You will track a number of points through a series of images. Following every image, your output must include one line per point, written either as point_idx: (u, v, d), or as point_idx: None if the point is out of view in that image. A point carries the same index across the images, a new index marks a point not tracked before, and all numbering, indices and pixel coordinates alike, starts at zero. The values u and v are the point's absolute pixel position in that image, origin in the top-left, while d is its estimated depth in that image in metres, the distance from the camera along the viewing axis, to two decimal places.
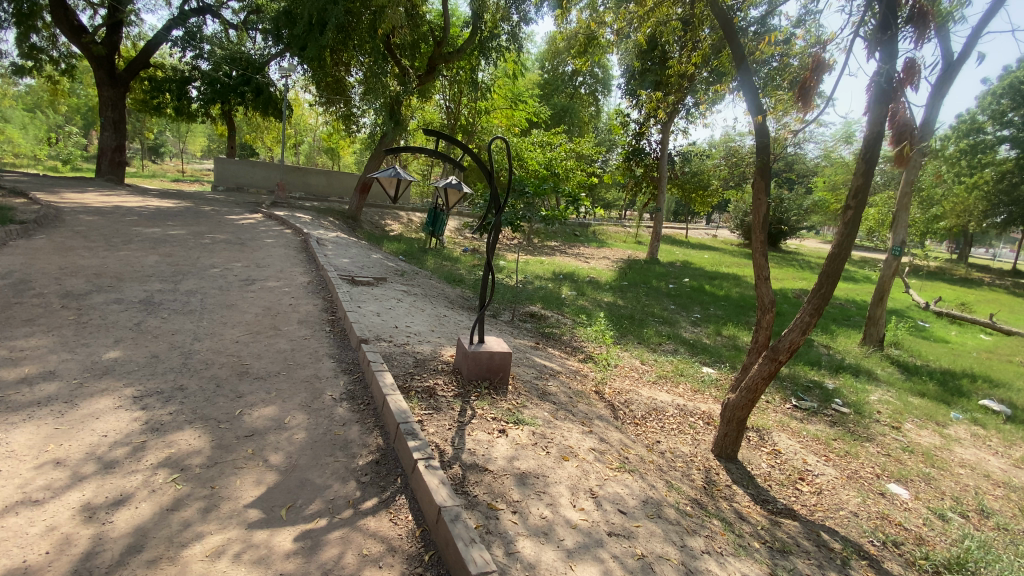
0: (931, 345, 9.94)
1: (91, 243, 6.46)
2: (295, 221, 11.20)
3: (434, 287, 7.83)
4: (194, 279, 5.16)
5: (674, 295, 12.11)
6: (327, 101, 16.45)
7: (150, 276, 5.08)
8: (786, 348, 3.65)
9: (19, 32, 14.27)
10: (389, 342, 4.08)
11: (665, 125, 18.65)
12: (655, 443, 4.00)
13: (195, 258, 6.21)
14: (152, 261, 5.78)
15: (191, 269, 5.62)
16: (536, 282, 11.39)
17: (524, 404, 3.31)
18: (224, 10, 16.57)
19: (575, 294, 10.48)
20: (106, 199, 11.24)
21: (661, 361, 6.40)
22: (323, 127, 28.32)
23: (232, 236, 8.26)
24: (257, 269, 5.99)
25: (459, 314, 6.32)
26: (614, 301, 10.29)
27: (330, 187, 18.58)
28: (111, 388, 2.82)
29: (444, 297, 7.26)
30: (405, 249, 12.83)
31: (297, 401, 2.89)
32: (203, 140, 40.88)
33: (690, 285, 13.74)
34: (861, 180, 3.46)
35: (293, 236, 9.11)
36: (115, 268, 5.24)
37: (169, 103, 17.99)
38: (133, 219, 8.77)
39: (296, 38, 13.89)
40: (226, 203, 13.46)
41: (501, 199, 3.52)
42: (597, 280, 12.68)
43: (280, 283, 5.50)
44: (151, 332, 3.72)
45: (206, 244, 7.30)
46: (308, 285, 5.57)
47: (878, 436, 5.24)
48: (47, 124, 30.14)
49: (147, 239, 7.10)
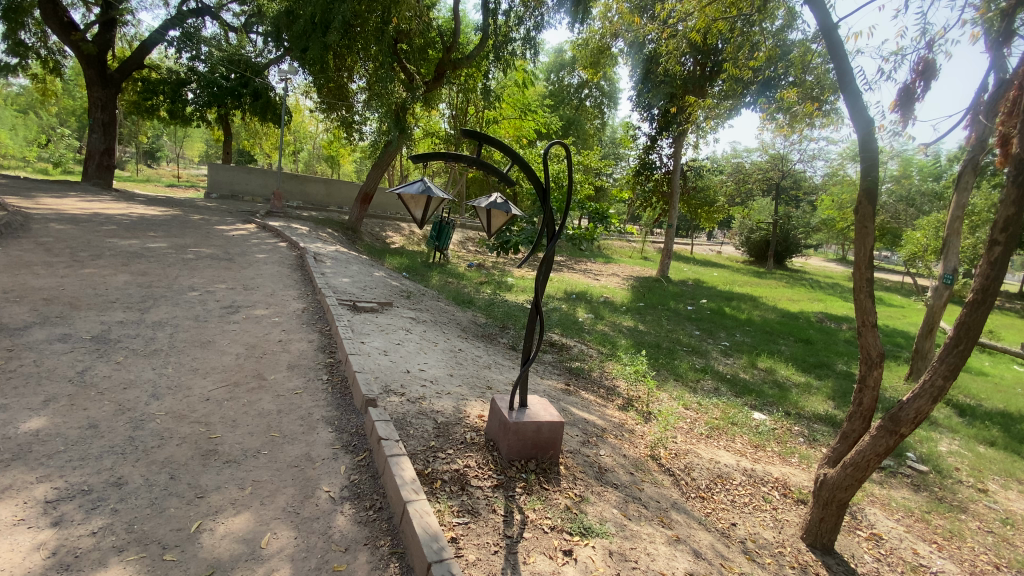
0: (976, 379, 9.17)
1: (55, 257, 5.66)
2: (291, 233, 10.43)
3: (444, 311, 7.02)
4: (166, 307, 4.32)
5: (695, 318, 11.33)
6: (329, 107, 15.79)
7: (112, 303, 4.24)
8: (910, 419, 2.87)
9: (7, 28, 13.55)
10: (401, 396, 3.24)
11: (678, 137, 18.01)
12: (735, 532, 3.19)
13: (173, 278, 5.40)
14: (120, 282, 4.97)
15: (165, 292, 4.80)
16: (549, 303, 10.63)
17: (585, 496, 2.50)
18: (223, 12, 15.91)
19: (593, 317, 9.70)
20: (89, 205, 10.48)
21: (706, 406, 5.58)
22: (323, 134, 27.71)
23: (219, 250, 7.45)
24: (243, 293, 5.17)
25: (476, 346, 5.51)
26: (635, 326, 9.51)
27: (329, 196, 17.83)
28: (15, 487, 1.99)
29: (456, 324, 6.44)
30: (408, 264, 12.06)
31: (280, 503, 2.07)
32: (201, 145, 40.26)
33: (708, 307, 13.03)
34: (1014, 209, 2.69)
35: (288, 250, 8.33)
36: (72, 292, 4.42)
37: (163, 106, 17.24)
38: (112, 229, 7.96)
39: (297, 39, 13.22)
40: (218, 212, 12.71)
41: (558, 228, 2.76)
42: (611, 300, 11.94)
43: (268, 311, 4.68)
44: (95, 385, 2.88)
45: (189, 260, 6.50)
46: (302, 314, 4.74)
47: (972, 503, 4.39)
48: (39, 126, 29.44)
49: (122, 253, 6.29)
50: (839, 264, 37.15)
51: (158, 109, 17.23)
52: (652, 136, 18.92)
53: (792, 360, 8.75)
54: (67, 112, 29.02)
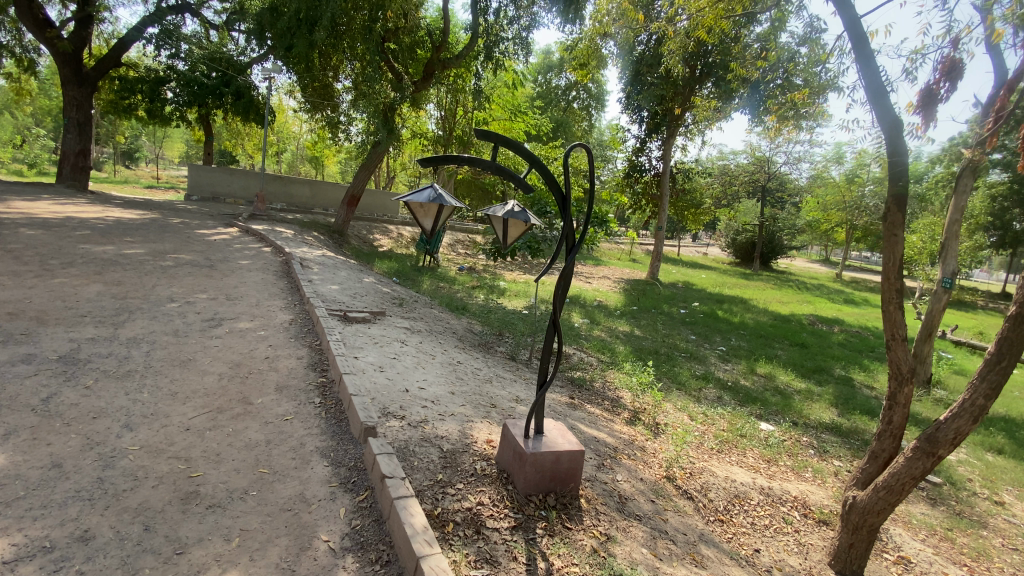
0: (970, 382, 9.15)
1: (22, 266, 5.27)
2: (276, 237, 10.07)
3: (438, 319, 6.75)
4: (143, 321, 4.00)
5: (690, 322, 11.19)
6: (314, 107, 15.40)
7: (83, 318, 3.90)
8: (949, 440, 2.70)
9: None
10: (402, 420, 2.99)
11: (667, 140, 17.91)
12: (762, 562, 3.00)
13: (150, 288, 5.05)
14: (92, 293, 4.61)
15: (142, 304, 4.46)
16: (543, 307, 10.41)
17: (611, 536, 2.27)
18: (204, 9, 15.41)
19: (588, 322, 9.50)
20: (61, 209, 9.99)
21: (713, 417, 5.40)
22: (307, 134, 27.19)
23: (200, 256, 7.08)
24: (227, 303, 4.85)
25: (474, 357, 5.25)
26: (632, 331, 9.32)
27: (314, 198, 17.41)
28: None
29: (451, 333, 6.18)
30: (397, 268, 11.74)
31: (274, 558, 1.80)
32: (181, 145, 39.31)
33: (701, 310, 12.93)
34: None
35: (273, 256, 7.99)
36: (39, 305, 4.07)
37: (141, 105, 16.65)
38: (85, 234, 7.54)
39: (281, 37, 12.83)
40: (199, 215, 12.28)
41: (580, 239, 2.54)
42: (605, 304, 11.76)
43: (254, 324, 4.38)
44: (60, 414, 2.57)
45: (168, 267, 6.14)
46: (290, 326, 4.44)
47: (990, 517, 4.25)
48: (11, 125, 28.42)
49: (95, 261, 5.91)
50: (823, 265, 37.58)
51: (136, 108, 16.63)
52: (641, 138, 18.80)
53: (791, 365, 8.64)
54: (40, 111, 28.08)
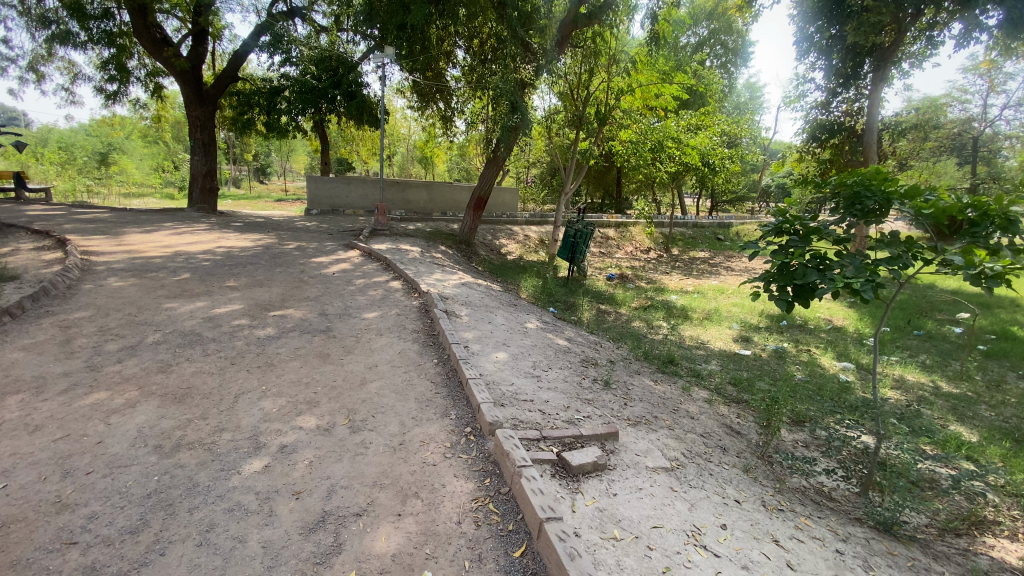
0: None
1: (65, 364, 3.50)
2: (403, 260, 8.09)
3: (675, 407, 4.02)
4: (179, 564, 1.80)
5: (991, 353, 7.27)
6: (426, 102, 13.63)
7: (64, 564, 1.79)
8: None
9: (118, 62, 12.46)
10: None
11: (873, 84, 13.21)
12: None
13: (230, 407, 2.97)
14: (130, 437, 2.60)
15: (199, 473, 2.32)
16: (759, 338, 7.36)
17: None
18: (314, 12, 14.27)
19: (852, 367, 6.24)
20: (176, 241, 8.89)
21: None
22: (420, 134, 26.36)
23: (313, 309, 5.10)
24: (347, 451, 2.55)
25: (836, 552, 2.47)
26: (936, 387, 5.80)
27: (433, 202, 15.70)
28: None
29: (721, 451, 3.37)
30: (543, 288, 9.30)
31: None
32: (305, 158, 40.96)
33: (984, 322, 8.83)
34: None
35: (405, 296, 5.89)
36: (12, 507, 2.09)
37: (259, 119, 15.79)
38: (182, 282, 5.95)
39: (395, 15, 10.96)
40: (318, 234, 10.91)
41: None
42: (834, 323, 8.40)
43: (404, 535, 1.98)
44: None
45: (268, 340, 4.14)
46: (476, 546, 1.94)
47: None
48: (163, 153, 30.87)
49: (172, 336, 4.09)
50: None
51: (254, 123, 15.87)
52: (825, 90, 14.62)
53: None
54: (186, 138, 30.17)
